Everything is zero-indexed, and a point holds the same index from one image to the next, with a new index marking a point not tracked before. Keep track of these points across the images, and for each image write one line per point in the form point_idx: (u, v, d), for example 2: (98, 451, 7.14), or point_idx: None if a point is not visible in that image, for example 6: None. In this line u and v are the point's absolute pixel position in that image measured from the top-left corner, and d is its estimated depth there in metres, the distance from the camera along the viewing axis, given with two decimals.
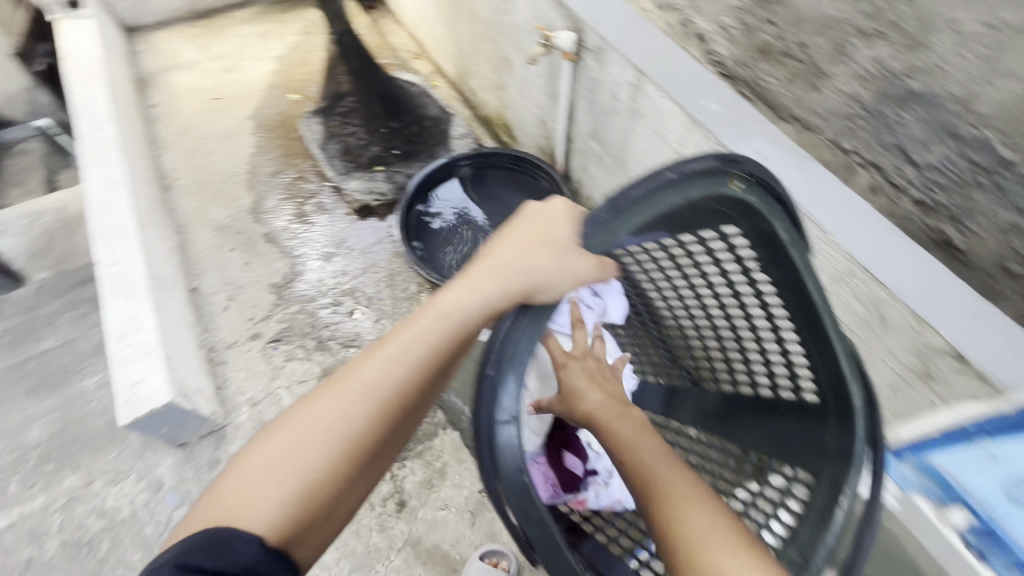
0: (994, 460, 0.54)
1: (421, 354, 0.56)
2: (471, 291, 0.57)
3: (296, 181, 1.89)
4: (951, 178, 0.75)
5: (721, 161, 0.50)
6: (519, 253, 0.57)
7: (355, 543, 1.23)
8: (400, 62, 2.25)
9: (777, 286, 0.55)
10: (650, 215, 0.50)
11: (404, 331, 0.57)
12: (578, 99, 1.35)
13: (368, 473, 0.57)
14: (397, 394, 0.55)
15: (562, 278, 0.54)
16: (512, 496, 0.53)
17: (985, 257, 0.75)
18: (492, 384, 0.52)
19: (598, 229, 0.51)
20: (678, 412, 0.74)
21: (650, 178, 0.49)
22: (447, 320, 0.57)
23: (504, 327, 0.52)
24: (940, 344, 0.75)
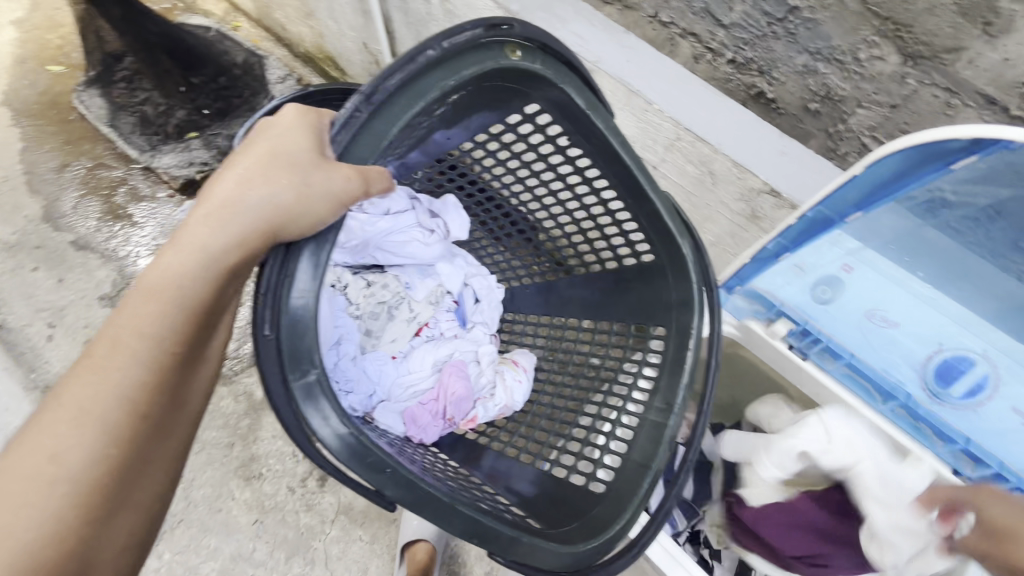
0: (800, 270, 0.61)
1: (148, 336, 0.46)
2: (193, 250, 0.47)
3: (92, 170, 1.57)
4: (753, 33, 0.77)
5: (487, 29, 0.45)
6: (243, 187, 0.47)
7: (285, 530, 1.18)
8: (184, 5, 1.88)
9: (590, 156, 0.56)
10: (419, 104, 0.46)
11: (121, 317, 0.47)
12: (391, 12, 1.23)
13: (129, 497, 0.47)
14: (123, 402, 0.45)
15: (303, 207, 0.45)
16: (341, 454, 0.50)
17: (794, 102, 0.79)
18: (276, 345, 0.47)
19: (355, 132, 0.46)
20: (552, 306, 0.75)
21: (404, 60, 0.44)
22: (168, 295, 0.47)
23: (268, 278, 0.47)
24: (758, 185, 0.82)
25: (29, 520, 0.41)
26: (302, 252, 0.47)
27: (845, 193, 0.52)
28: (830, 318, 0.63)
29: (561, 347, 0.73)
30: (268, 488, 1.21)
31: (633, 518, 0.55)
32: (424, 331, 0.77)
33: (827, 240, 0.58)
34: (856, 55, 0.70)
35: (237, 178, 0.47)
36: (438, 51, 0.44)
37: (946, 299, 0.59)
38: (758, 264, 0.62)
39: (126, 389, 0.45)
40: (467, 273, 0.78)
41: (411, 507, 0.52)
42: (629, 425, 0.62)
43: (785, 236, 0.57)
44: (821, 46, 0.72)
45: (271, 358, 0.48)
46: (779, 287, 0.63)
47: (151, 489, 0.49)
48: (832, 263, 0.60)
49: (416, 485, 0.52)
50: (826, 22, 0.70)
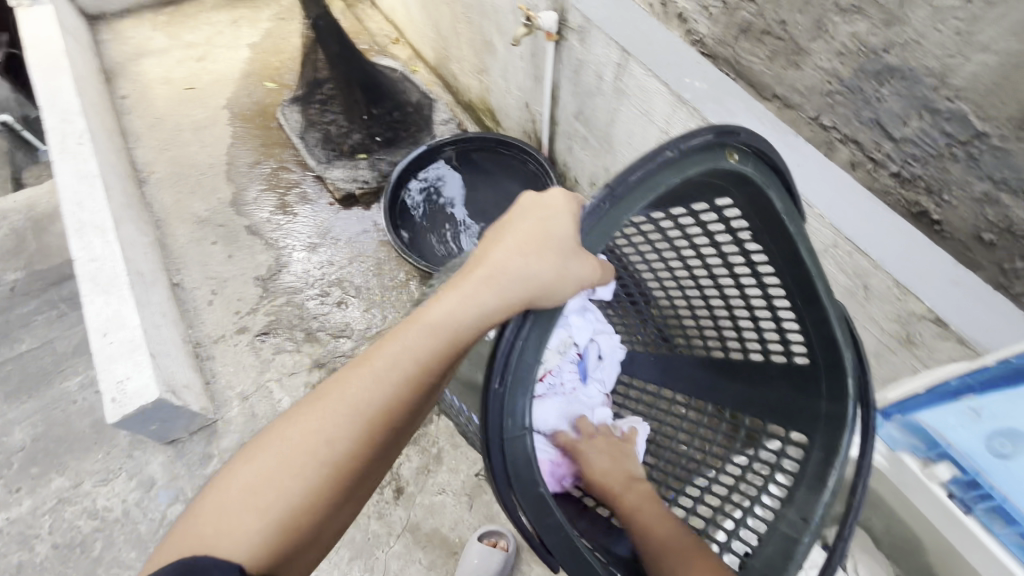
0: (976, 414, 0.56)
1: (415, 365, 0.53)
2: (464, 301, 0.53)
3: (277, 171, 1.85)
4: (927, 151, 0.76)
5: (716, 134, 0.47)
6: (516, 257, 0.52)
7: (354, 531, 1.24)
8: (379, 48, 2.20)
9: (771, 255, 0.57)
10: (649, 198, 0.46)
11: (397, 340, 0.54)
12: (561, 81, 1.35)
13: (360, 486, 0.55)
14: (384, 414, 0.53)
15: (560, 287, 0.50)
16: (527, 505, 0.51)
17: (964, 230, 0.76)
18: (500, 398, 0.49)
19: (602, 216, 0.46)
20: (670, 383, 0.76)
21: (643, 160, 0.45)
22: (435, 334, 0.53)
23: (510, 336, 0.48)
24: (919, 310, 0.78)
25: (301, 486, 0.51)
26: (545, 319, 0.49)
27: None
28: (1006, 475, 0.54)
29: (671, 428, 0.74)
30: None
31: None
32: (547, 378, 0.74)
33: (1021, 394, 0.55)
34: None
35: (512, 248, 0.53)
36: (674, 153, 0.46)
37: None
38: (932, 397, 0.59)
39: (389, 405, 0.53)
40: (597, 329, 0.76)
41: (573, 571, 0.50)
42: (757, 526, 0.60)
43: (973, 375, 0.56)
44: (1007, 175, 0.69)
45: (496, 408, 0.49)
46: (950, 428, 0.57)
47: (369, 482, 0.57)
48: (1019, 417, 0.55)
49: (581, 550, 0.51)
50: (1019, 154, 0.67)
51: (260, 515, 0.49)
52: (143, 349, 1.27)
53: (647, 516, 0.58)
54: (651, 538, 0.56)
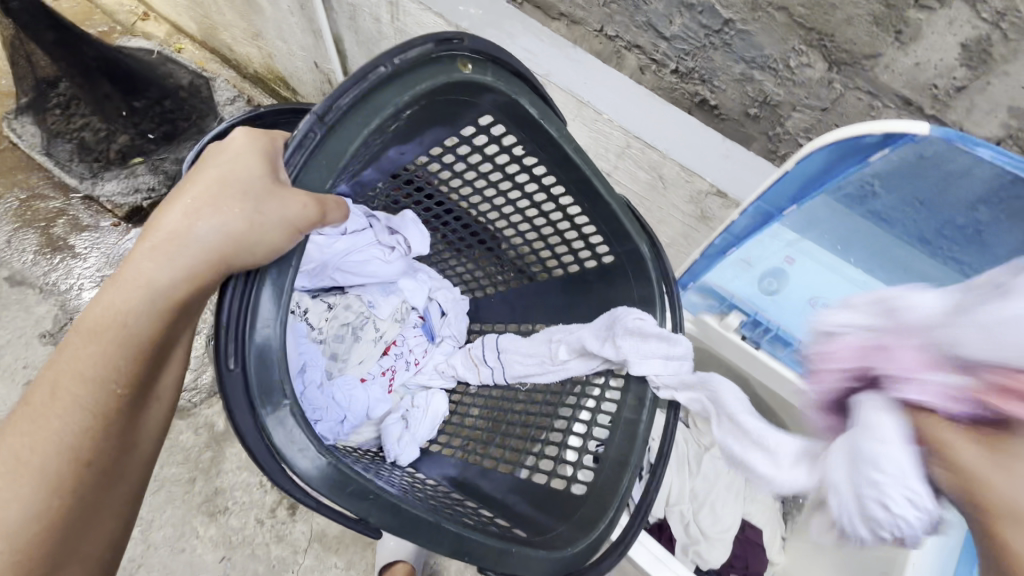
0: (747, 264, 0.63)
1: (91, 382, 0.42)
2: (137, 285, 0.41)
3: (27, 202, 1.49)
4: (692, 43, 0.80)
5: (438, 43, 0.46)
6: (192, 217, 0.41)
7: (255, 565, 1.12)
8: (123, 27, 1.81)
9: (545, 164, 0.58)
10: (376, 123, 0.45)
11: (63, 358, 0.42)
12: (342, 33, 1.24)
13: (84, 539, 0.45)
14: (69, 452, 0.42)
15: (254, 237, 0.41)
16: (318, 486, 0.44)
17: (735, 109, 0.83)
18: (241, 379, 0.42)
19: (311, 152, 0.44)
20: (529, 318, 0.72)
21: (358, 77, 0.44)
22: (111, 334, 0.42)
23: (229, 310, 0.42)
24: (705, 186, 0.86)
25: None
26: (260, 277, 0.43)
27: (783, 185, 0.55)
28: (778, 308, 0.64)
29: None
30: (234, 522, 1.15)
31: (618, 515, 0.53)
32: (391, 350, 0.73)
33: (769, 234, 0.61)
34: (788, 63, 0.73)
35: (185, 204, 0.42)
36: (393, 69, 0.45)
37: (888, 287, 0.60)
38: (707, 261, 0.64)
39: (70, 437, 0.42)
40: (431, 287, 0.75)
41: (397, 531, 0.46)
42: (605, 423, 0.59)
43: (735, 232, 0.60)
44: (755, 55, 0.75)
45: (238, 393, 0.42)
46: (730, 280, 0.65)
47: (108, 523, 0.47)
48: (776, 256, 0.62)
49: (398, 505, 0.46)
50: (757, 32, 0.73)
51: None
52: None
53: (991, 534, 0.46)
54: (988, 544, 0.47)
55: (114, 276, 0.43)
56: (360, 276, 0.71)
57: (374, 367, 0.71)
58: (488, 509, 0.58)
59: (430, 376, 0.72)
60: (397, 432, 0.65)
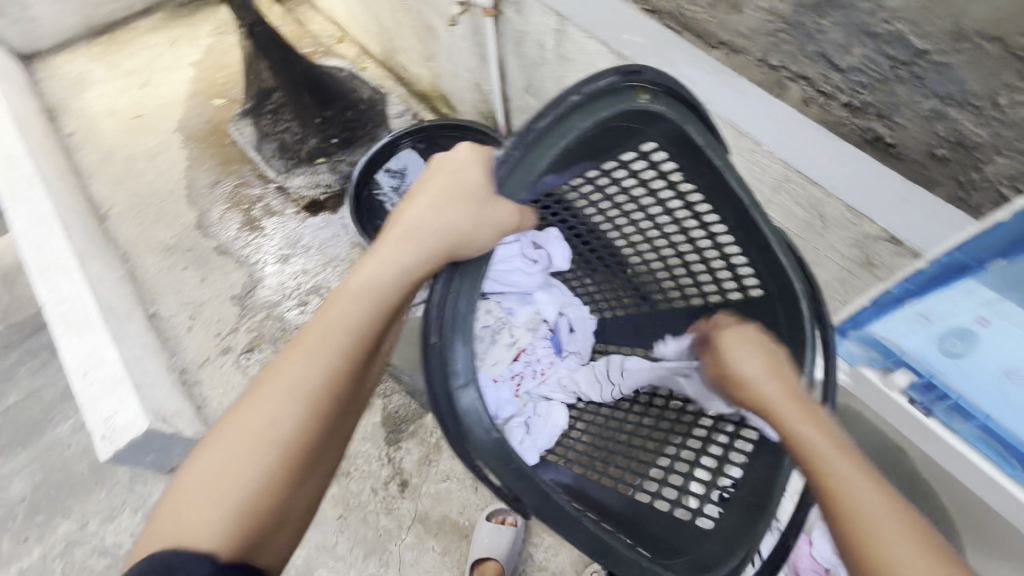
0: (925, 318, 0.57)
1: (349, 333, 0.51)
2: (383, 262, 0.54)
3: (237, 188, 1.76)
4: (872, 76, 0.73)
5: (621, 75, 0.51)
6: (431, 213, 0.54)
7: (366, 529, 1.20)
8: (324, 49, 2.05)
9: (702, 190, 0.58)
10: (561, 143, 0.50)
11: (326, 313, 0.52)
12: (506, 57, 1.34)
13: (322, 461, 0.51)
14: (328, 383, 0.49)
15: (475, 232, 0.52)
16: (488, 458, 0.51)
17: (917, 149, 0.74)
18: (439, 351, 0.52)
19: (512, 167, 0.51)
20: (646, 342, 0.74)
21: (557, 104, 0.50)
22: (361, 297, 0.52)
23: (442, 294, 0.53)
24: (875, 231, 0.77)
25: (256, 473, 0.47)
26: (471, 270, 0.54)
27: (986, 239, 0.51)
28: (959, 374, 0.55)
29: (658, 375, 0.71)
30: (354, 486, 1.24)
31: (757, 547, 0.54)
32: (522, 357, 0.76)
33: (959, 290, 0.56)
34: (993, 99, 0.64)
35: (426, 207, 0.55)
36: (580, 97, 0.50)
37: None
38: (877, 306, 0.60)
39: (332, 374, 0.50)
40: (563, 302, 0.78)
41: (542, 515, 0.49)
42: (739, 462, 0.60)
43: (909, 280, 0.56)
44: (950, 91, 0.67)
45: (434, 369, 0.52)
46: (901, 336, 0.59)
47: (335, 457, 0.53)
48: (964, 314, 0.56)
49: (549, 494, 0.50)
50: (960, 66, 0.65)
51: (215, 508, 0.45)
52: (127, 383, 1.23)
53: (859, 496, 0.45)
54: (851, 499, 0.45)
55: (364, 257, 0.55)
56: (503, 284, 0.76)
57: (506, 370, 0.75)
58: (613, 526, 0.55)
59: (553, 388, 0.75)
60: (520, 436, 0.67)
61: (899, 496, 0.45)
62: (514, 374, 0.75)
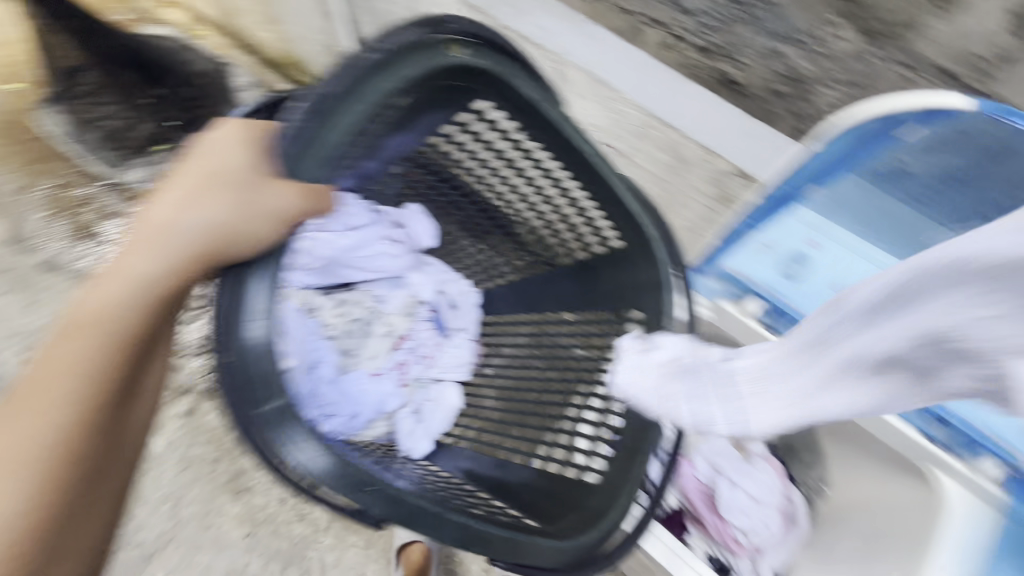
0: (767, 248, 0.61)
1: (85, 376, 0.43)
2: (124, 282, 0.45)
3: (57, 190, 1.47)
4: (719, 19, 0.76)
5: (424, 31, 0.49)
6: (178, 210, 0.45)
7: (278, 542, 1.11)
8: (140, 14, 1.72)
9: (546, 147, 0.57)
10: (363, 109, 0.48)
11: (53, 354, 0.44)
12: (357, 14, 1.23)
13: (67, 537, 0.45)
14: (67, 443, 0.43)
15: (242, 224, 0.44)
16: (330, 480, 0.43)
17: (760, 86, 0.77)
18: (235, 367, 0.43)
19: (304, 143, 0.47)
20: (539, 303, 0.70)
21: (349, 66, 0.46)
22: (99, 324, 0.44)
23: (223, 302, 0.44)
24: (727, 167, 0.82)
25: None
26: (244, 272, 0.45)
27: (801, 168, 0.55)
28: (799, 295, 0.60)
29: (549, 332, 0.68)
30: (259, 500, 1.13)
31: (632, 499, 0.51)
32: (403, 345, 0.72)
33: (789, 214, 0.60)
34: (814, 34, 0.70)
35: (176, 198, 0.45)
36: (383, 53, 0.47)
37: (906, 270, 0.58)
38: (726, 244, 0.63)
39: (71, 431, 0.43)
40: (442, 279, 0.74)
41: (402, 522, 0.45)
42: (618, 411, 0.58)
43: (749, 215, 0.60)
44: (778, 27, 0.72)
45: (233, 384, 0.43)
46: (749, 267, 0.62)
47: (85, 526, 0.47)
48: (796, 240, 0.60)
49: (399, 497, 0.45)
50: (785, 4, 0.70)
51: None
52: None
53: None
54: None
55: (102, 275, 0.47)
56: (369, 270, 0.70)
57: (386, 361, 0.70)
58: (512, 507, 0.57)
59: (444, 369, 0.72)
60: (409, 426, 0.66)
61: None
62: (397, 363, 0.71)
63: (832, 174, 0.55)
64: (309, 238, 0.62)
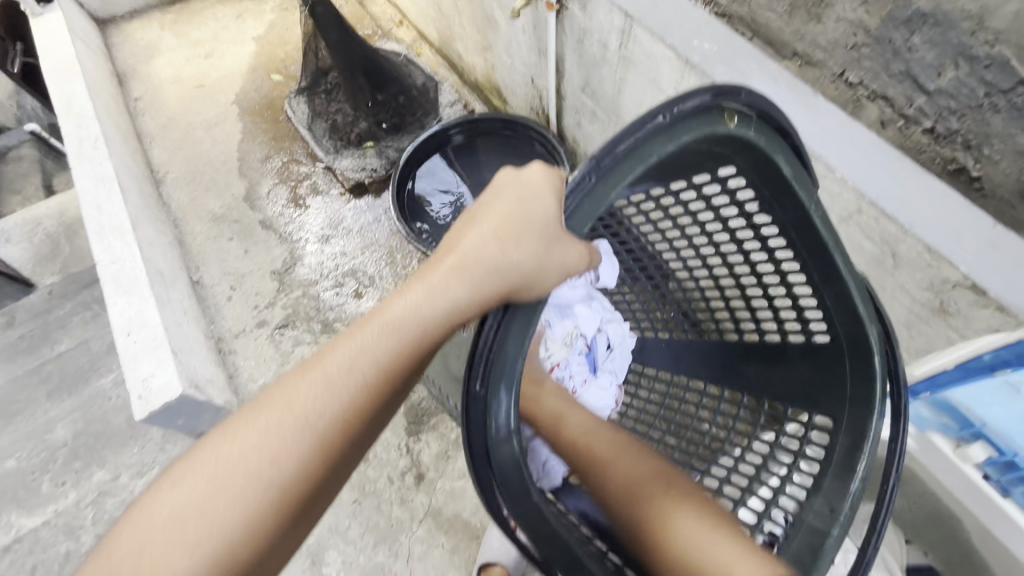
0: (1015, 391, 0.51)
1: (377, 372, 0.50)
2: (434, 297, 0.50)
3: (287, 164, 1.78)
4: (965, 104, 0.64)
5: (712, 95, 0.44)
6: (491, 246, 0.51)
7: (378, 517, 1.18)
8: (383, 32, 2.03)
9: (782, 226, 0.54)
10: (641, 170, 0.44)
11: (357, 344, 0.50)
12: (566, 54, 1.30)
13: (307, 513, 0.51)
14: (340, 427, 0.49)
15: (539, 278, 0.50)
16: (512, 506, 0.50)
17: (1009, 187, 0.64)
18: (482, 400, 0.48)
19: (584, 197, 0.45)
20: (683, 367, 0.73)
21: (637, 126, 0.43)
22: (400, 329, 0.50)
23: (489, 339, 0.47)
24: (954, 276, 0.72)
25: (242, 514, 0.47)
26: (527, 313, 0.48)
27: None
28: None
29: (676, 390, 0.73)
30: (371, 473, 1.23)
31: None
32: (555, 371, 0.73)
33: None
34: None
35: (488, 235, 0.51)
36: (668, 117, 0.44)
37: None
38: (963, 372, 0.55)
39: (344, 415, 0.49)
40: (604, 318, 0.75)
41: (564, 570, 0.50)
42: (785, 516, 0.59)
43: (1011, 348, 0.51)
44: None
45: (476, 416, 0.48)
46: (982, 406, 0.53)
47: (322, 503, 0.53)
48: None
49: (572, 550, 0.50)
50: None
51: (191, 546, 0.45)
52: (165, 346, 1.26)
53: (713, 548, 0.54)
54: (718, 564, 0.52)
55: (407, 282, 0.52)
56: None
57: None
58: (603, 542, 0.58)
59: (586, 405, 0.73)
60: (546, 456, 0.66)
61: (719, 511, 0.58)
62: None
63: None
64: None
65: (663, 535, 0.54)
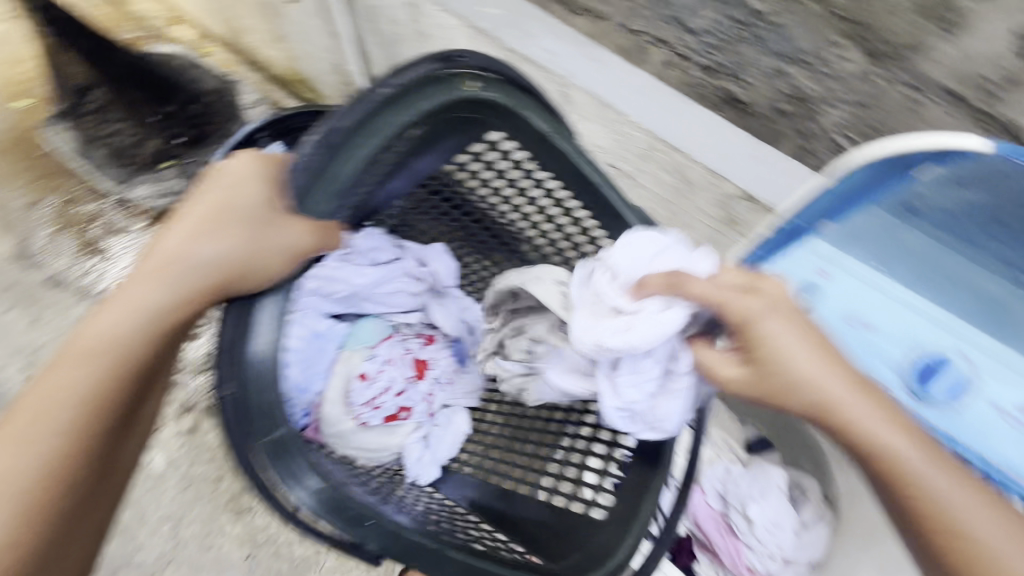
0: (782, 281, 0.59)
1: (82, 402, 0.47)
2: (137, 312, 0.48)
3: (64, 207, 1.48)
4: (722, 38, 0.74)
5: (439, 63, 0.49)
6: (194, 242, 0.48)
7: (279, 564, 1.07)
8: (153, 33, 1.74)
9: (558, 177, 0.55)
10: (376, 143, 0.48)
11: (54, 379, 0.47)
12: (363, 35, 1.23)
13: (53, 562, 0.49)
14: (48, 472, 0.46)
15: (254, 264, 0.47)
16: (316, 507, 0.48)
17: (765, 105, 0.76)
18: (236, 403, 0.46)
19: (313, 179, 0.48)
20: None
21: (361, 102, 0.47)
22: (106, 352, 0.48)
23: (226, 337, 0.46)
24: (733, 190, 0.82)
25: None
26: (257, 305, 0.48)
27: (817, 203, 0.55)
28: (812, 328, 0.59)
29: None
30: (260, 521, 1.09)
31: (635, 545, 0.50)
32: (427, 376, 0.70)
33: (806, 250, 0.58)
34: (821, 56, 0.68)
35: (193, 236, 0.49)
36: (395, 89, 0.48)
37: (909, 289, 0.56)
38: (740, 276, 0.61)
39: (56, 458, 0.46)
40: (462, 308, 0.71)
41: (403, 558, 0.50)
42: (627, 446, 0.57)
43: (762, 247, 0.59)
44: (786, 49, 0.70)
45: (232, 419, 0.46)
46: None
47: (81, 543, 0.52)
48: (808, 269, 0.58)
49: (401, 534, 0.50)
50: (794, 26, 0.68)
51: None
52: None
53: (851, 408, 0.45)
54: (884, 447, 0.44)
55: (107, 302, 0.50)
56: (383, 300, 0.69)
57: (416, 393, 0.69)
58: (498, 531, 0.59)
59: (455, 394, 0.71)
60: (418, 453, 0.66)
61: (819, 338, 0.46)
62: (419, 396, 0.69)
63: (848, 208, 0.55)
64: (332, 267, 0.60)
65: (844, 429, 0.45)
